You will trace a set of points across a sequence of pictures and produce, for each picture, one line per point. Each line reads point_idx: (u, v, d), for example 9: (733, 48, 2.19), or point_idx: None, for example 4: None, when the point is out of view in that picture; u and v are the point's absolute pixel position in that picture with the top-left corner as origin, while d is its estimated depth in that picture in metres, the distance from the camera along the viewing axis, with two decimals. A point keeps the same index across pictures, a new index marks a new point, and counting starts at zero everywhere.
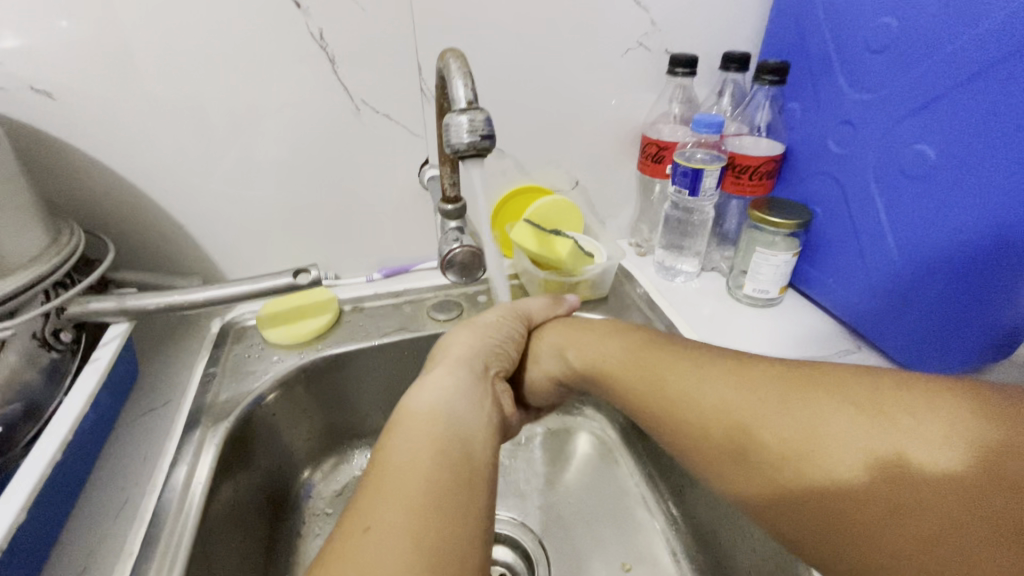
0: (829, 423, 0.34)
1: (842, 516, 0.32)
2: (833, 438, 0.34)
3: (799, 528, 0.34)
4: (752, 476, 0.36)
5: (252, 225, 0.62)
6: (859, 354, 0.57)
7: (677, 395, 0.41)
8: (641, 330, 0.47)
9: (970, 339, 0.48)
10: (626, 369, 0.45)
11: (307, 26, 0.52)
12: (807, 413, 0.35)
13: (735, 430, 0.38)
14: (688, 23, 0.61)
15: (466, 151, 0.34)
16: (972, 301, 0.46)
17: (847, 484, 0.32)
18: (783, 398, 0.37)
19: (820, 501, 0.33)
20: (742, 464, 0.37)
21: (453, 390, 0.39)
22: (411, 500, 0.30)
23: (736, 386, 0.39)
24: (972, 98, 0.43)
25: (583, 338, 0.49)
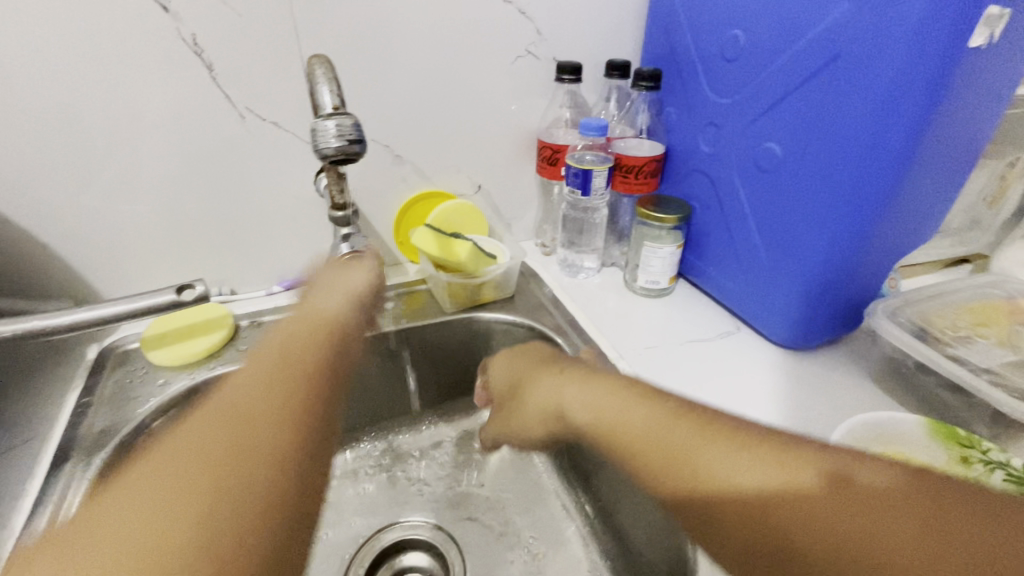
0: (761, 438, 0.32)
1: (761, 517, 0.30)
2: (775, 452, 0.31)
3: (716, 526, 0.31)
4: (669, 476, 0.33)
5: (130, 241, 0.58)
6: (738, 333, 0.62)
7: (581, 415, 0.41)
8: (595, 381, 0.43)
9: (822, 310, 0.55)
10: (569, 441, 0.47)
11: (180, 31, 0.50)
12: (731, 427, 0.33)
13: (662, 440, 0.35)
14: (571, 33, 0.65)
15: (335, 156, 0.35)
16: (824, 277, 0.53)
17: (780, 493, 0.29)
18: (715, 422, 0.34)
19: (746, 504, 0.30)
20: (666, 460, 0.34)
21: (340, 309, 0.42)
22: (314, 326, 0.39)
23: (658, 409, 0.37)
24: (806, 98, 0.49)
25: (549, 389, 0.46)
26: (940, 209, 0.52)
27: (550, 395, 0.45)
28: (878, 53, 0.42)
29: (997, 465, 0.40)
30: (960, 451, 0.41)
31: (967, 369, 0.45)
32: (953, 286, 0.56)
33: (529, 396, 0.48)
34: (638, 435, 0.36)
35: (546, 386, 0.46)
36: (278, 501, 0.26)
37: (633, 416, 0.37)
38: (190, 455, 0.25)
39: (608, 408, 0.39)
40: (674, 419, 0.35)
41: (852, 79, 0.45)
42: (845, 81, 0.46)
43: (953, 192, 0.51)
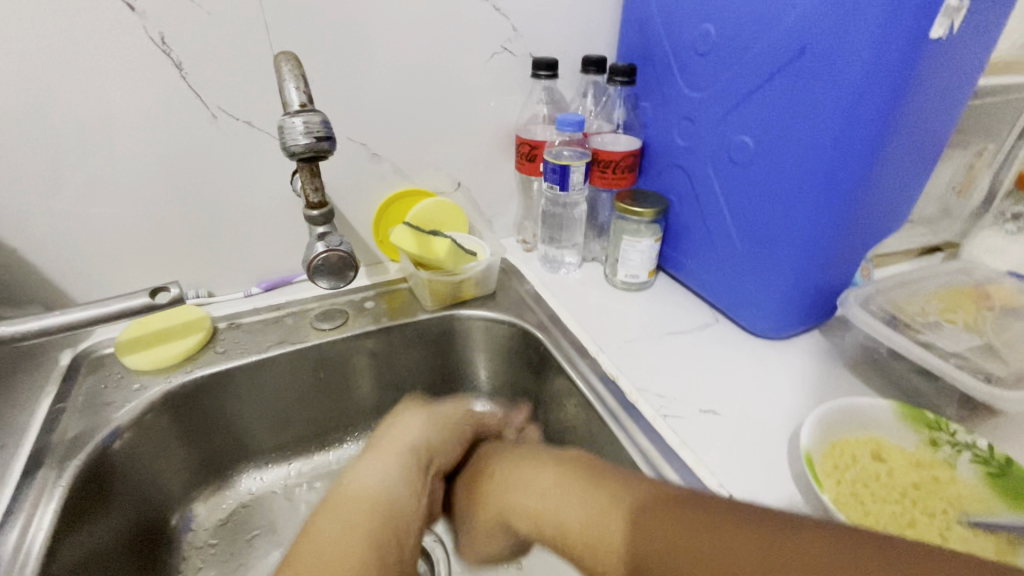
0: (697, 500, 0.31)
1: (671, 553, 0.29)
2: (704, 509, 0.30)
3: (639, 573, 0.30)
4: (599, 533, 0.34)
5: (102, 244, 0.57)
6: (716, 325, 0.63)
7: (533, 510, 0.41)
8: (550, 472, 0.42)
9: (796, 299, 0.56)
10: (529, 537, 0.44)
11: (147, 31, 0.49)
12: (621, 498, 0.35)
13: (595, 511, 0.35)
14: (546, 29, 0.65)
15: (303, 153, 0.34)
16: (798, 267, 0.54)
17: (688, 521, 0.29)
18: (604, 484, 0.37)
19: (651, 542, 0.30)
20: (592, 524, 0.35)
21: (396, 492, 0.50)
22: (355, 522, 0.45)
23: (598, 494, 0.36)
24: (775, 91, 0.49)
25: (512, 484, 0.45)
26: (907, 197, 0.53)
27: (504, 497, 0.45)
28: (841, 47, 0.43)
29: (964, 447, 0.41)
30: (928, 433, 0.43)
31: (937, 353, 0.46)
32: (924, 273, 0.57)
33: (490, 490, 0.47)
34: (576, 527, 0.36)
35: (502, 491, 0.45)
36: None
37: (572, 507, 0.37)
38: None
39: (551, 500, 0.39)
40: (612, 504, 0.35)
41: (818, 74, 0.46)
42: (811, 75, 0.46)
43: (917, 182, 0.52)
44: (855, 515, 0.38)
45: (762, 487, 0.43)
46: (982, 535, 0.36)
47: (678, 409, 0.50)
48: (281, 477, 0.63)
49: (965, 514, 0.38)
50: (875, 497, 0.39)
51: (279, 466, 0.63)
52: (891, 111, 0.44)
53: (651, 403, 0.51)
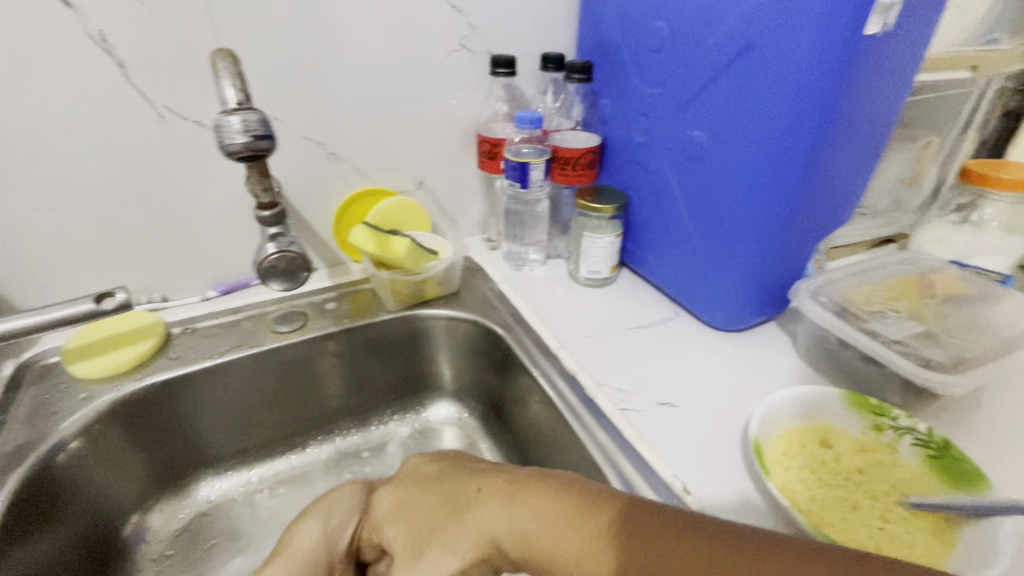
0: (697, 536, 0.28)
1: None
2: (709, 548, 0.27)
3: None
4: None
5: (46, 249, 0.55)
6: (676, 318, 0.64)
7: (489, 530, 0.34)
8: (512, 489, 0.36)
9: (751, 292, 0.57)
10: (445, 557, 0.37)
11: (84, 27, 0.48)
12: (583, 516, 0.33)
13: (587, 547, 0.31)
14: (504, 26, 0.65)
15: (242, 152, 0.34)
16: (751, 260, 0.55)
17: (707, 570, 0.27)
18: (558, 499, 0.33)
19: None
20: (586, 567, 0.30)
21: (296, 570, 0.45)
22: None
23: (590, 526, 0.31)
24: (725, 87, 0.50)
25: (462, 494, 0.38)
26: (851, 190, 0.55)
27: (484, 525, 0.35)
28: (785, 43, 0.44)
29: (905, 431, 0.43)
30: (872, 419, 0.44)
31: (882, 341, 0.48)
32: (872, 264, 0.59)
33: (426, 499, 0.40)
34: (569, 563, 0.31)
35: (480, 518, 0.35)
36: None
37: (557, 541, 0.32)
38: None
39: (526, 525, 0.33)
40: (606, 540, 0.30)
41: (764, 69, 0.46)
42: (758, 70, 0.47)
43: (861, 175, 0.54)
44: (801, 500, 0.39)
45: (716, 476, 0.43)
46: (919, 514, 0.38)
47: (636, 402, 0.51)
48: (241, 484, 0.62)
49: (905, 496, 0.39)
50: (820, 483, 0.40)
51: (239, 473, 0.62)
52: (832, 106, 0.45)
53: (611, 398, 0.51)
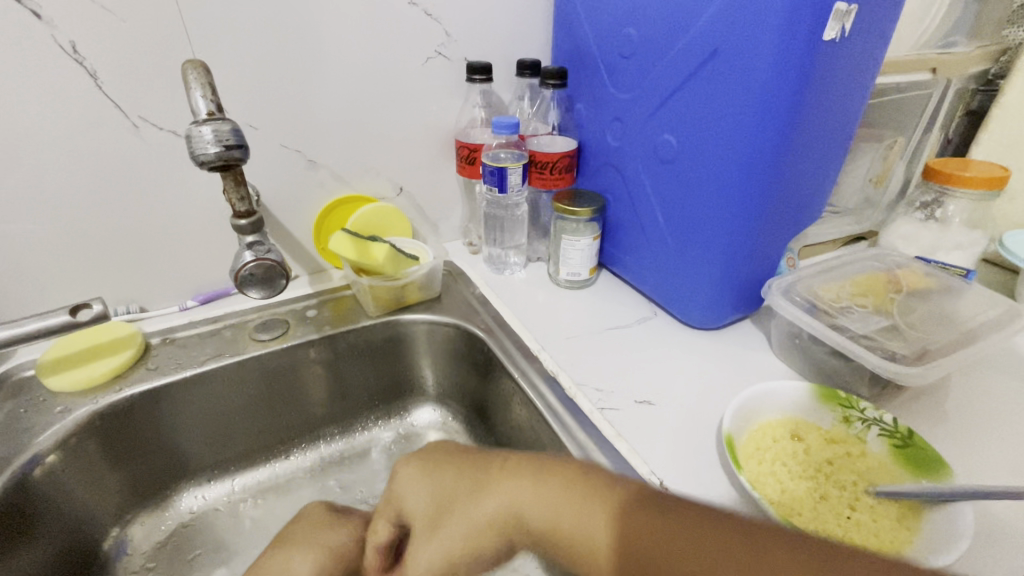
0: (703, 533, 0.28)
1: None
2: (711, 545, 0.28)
3: None
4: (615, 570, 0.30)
5: (19, 262, 0.54)
6: (654, 318, 0.65)
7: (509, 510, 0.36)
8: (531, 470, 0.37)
9: (724, 290, 0.58)
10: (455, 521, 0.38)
11: (56, 39, 0.48)
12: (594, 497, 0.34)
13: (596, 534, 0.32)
14: (479, 34, 0.66)
15: (215, 162, 0.34)
16: (725, 259, 0.56)
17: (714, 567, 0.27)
18: (578, 483, 0.34)
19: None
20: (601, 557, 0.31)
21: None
22: None
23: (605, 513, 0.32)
24: (693, 92, 0.52)
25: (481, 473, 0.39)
26: (818, 191, 0.56)
27: (506, 494, 0.36)
28: (748, 48, 0.45)
29: (873, 422, 0.44)
30: (841, 411, 0.45)
31: (850, 336, 0.49)
32: (841, 260, 0.61)
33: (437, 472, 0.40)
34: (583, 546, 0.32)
35: (503, 487, 0.37)
36: None
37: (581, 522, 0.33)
38: None
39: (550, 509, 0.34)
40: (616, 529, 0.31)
41: (729, 74, 0.48)
42: (724, 75, 0.48)
43: (827, 177, 0.56)
44: (773, 493, 0.40)
45: (691, 471, 0.44)
46: (885, 502, 0.39)
47: (615, 401, 0.52)
48: (224, 493, 0.61)
49: (872, 485, 0.40)
50: (791, 476, 0.41)
51: (221, 482, 0.62)
52: (794, 109, 0.47)
53: (590, 397, 0.52)
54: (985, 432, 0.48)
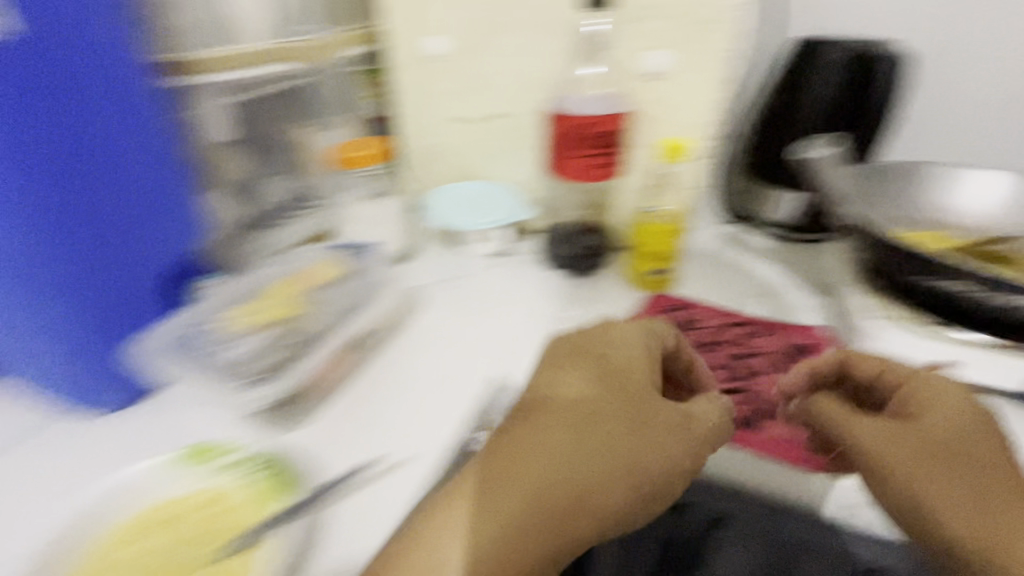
0: (1007, 507, 0.37)
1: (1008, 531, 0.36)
2: (1013, 525, 0.36)
3: (965, 523, 0.37)
4: (970, 483, 0.38)
5: None
6: (54, 427, 0.51)
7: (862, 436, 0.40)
8: (902, 436, 0.40)
9: (103, 365, 0.50)
10: (912, 460, 0.39)
11: None
12: (965, 459, 0.38)
13: (954, 462, 0.38)
14: None
15: None
16: (75, 335, 0.47)
17: (1016, 503, 0.37)
18: (943, 465, 0.38)
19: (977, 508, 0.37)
20: (949, 477, 0.38)
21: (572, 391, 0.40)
22: (518, 508, 0.35)
23: (937, 463, 0.38)
24: None
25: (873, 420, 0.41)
26: (166, 204, 0.52)
27: (886, 460, 0.39)
28: None
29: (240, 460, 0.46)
30: (205, 464, 0.46)
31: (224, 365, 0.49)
32: (256, 275, 0.58)
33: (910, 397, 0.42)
34: (935, 505, 0.37)
35: (868, 444, 0.40)
36: (583, 494, 0.36)
37: (935, 472, 0.38)
38: (450, 529, 0.36)
39: (924, 467, 0.38)
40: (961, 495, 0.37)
41: None
42: None
43: (168, 196, 0.52)
44: None
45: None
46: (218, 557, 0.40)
47: None
48: None
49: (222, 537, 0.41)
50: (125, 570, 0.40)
51: None
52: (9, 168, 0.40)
53: None
54: (383, 399, 0.52)
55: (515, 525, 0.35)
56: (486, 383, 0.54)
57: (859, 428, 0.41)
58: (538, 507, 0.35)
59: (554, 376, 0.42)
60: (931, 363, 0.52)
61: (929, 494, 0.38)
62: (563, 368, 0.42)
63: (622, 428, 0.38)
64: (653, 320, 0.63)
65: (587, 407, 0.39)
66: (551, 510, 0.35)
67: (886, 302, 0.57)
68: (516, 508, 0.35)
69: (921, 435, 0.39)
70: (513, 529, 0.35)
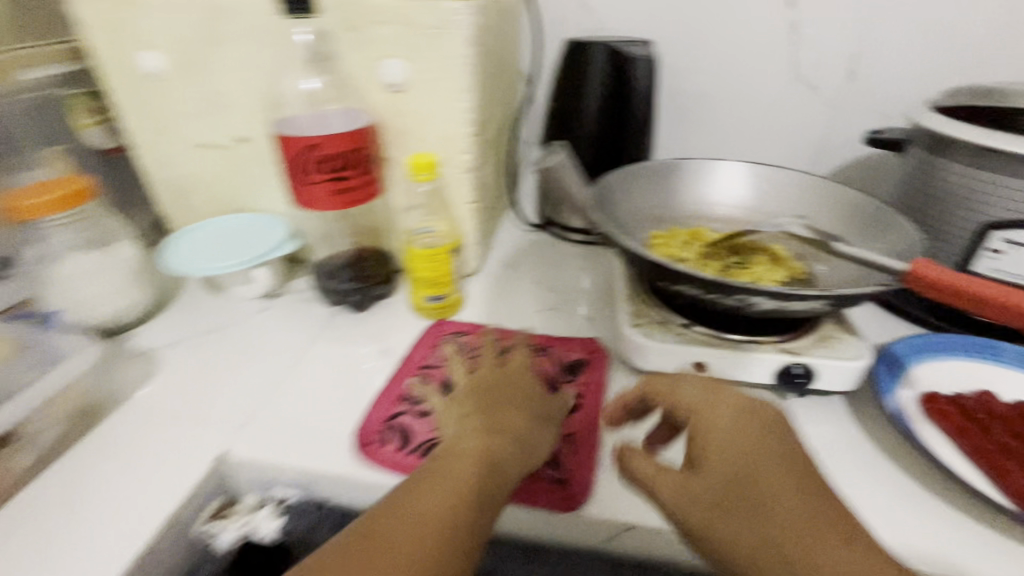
0: (796, 526, 0.33)
1: (783, 555, 0.32)
2: (802, 549, 0.32)
3: (745, 555, 0.33)
4: (742, 515, 0.34)
5: None
6: None
7: (646, 479, 0.38)
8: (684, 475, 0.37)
9: None
10: (685, 498, 0.36)
11: None
12: (753, 500, 0.34)
13: (728, 486, 0.35)
14: None
15: None
16: None
17: (808, 523, 0.33)
18: (716, 488, 0.35)
19: (760, 536, 0.33)
20: (723, 512, 0.35)
21: (515, 414, 0.45)
22: (497, 475, 0.40)
23: (707, 493, 0.35)
24: None
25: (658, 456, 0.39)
26: None
27: (665, 502, 0.36)
28: None
29: None
30: None
31: None
32: None
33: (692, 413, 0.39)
34: (713, 543, 0.34)
35: (647, 484, 0.38)
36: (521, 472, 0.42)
37: (708, 500, 0.35)
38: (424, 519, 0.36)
39: (699, 500, 0.35)
40: (739, 523, 0.34)
41: None
42: None
43: None
44: None
45: None
46: None
47: None
48: None
49: None
50: None
51: None
52: None
53: None
54: (53, 512, 0.43)
55: (494, 488, 0.39)
56: (207, 464, 0.46)
57: (659, 480, 0.37)
58: (514, 464, 0.41)
59: (500, 408, 0.45)
60: (686, 365, 0.51)
61: (723, 545, 0.34)
62: (504, 402, 0.46)
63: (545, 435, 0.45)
64: (427, 356, 0.57)
65: (538, 438, 0.44)
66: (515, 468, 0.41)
67: (648, 306, 0.55)
68: (503, 467, 0.41)
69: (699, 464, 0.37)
70: (465, 531, 0.37)
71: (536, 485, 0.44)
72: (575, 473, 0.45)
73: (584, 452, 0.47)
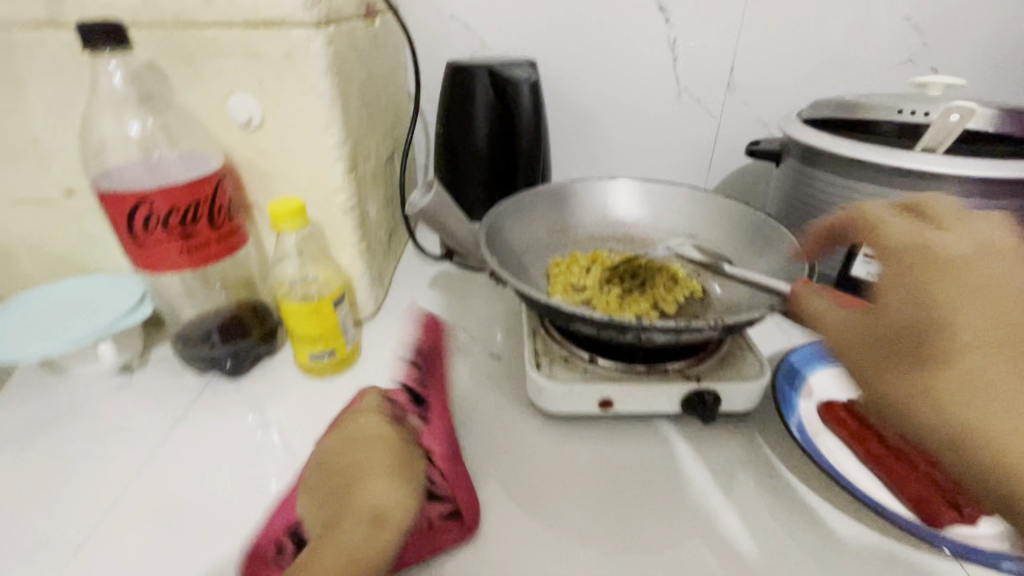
0: (1006, 386, 0.28)
1: (981, 406, 0.28)
2: (1002, 408, 0.28)
3: (928, 404, 0.29)
4: (942, 365, 0.29)
5: None
6: None
7: (835, 316, 0.34)
8: (877, 313, 0.31)
9: None
10: (876, 329, 0.31)
11: None
12: (934, 345, 0.29)
13: (932, 327, 0.29)
14: None
15: None
16: None
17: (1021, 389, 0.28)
18: (919, 324, 0.30)
19: (963, 386, 0.28)
20: (911, 356, 0.30)
21: (364, 461, 0.42)
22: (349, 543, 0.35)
23: (907, 329, 0.30)
24: None
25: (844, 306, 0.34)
26: None
27: (837, 335, 0.33)
28: None
29: None
30: None
31: None
32: None
33: (907, 247, 0.32)
34: (897, 385, 0.30)
35: (864, 318, 0.32)
36: (385, 523, 0.37)
37: (907, 330, 0.30)
38: None
39: (892, 334, 0.30)
40: (937, 372, 0.29)
41: None
42: None
43: None
44: None
45: None
46: None
47: None
48: None
49: None
50: None
51: None
52: None
53: None
54: None
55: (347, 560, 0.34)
56: None
57: (829, 320, 0.34)
58: (373, 520, 0.37)
59: (355, 496, 0.38)
60: (596, 404, 0.48)
61: (875, 379, 0.31)
62: (360, 484, 0.39)
63: (405, 473, 0.41)
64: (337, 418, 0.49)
65: (406, 513, 0.37)
66: (371, 523, 0.36)
67: (553, 342, 0.53)
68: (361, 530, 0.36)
69: (909, 297, 0.30)
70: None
71: (432, 529, 0.39)
72: (460, 495, 0.42)
73: (453, 473, 0.44)
